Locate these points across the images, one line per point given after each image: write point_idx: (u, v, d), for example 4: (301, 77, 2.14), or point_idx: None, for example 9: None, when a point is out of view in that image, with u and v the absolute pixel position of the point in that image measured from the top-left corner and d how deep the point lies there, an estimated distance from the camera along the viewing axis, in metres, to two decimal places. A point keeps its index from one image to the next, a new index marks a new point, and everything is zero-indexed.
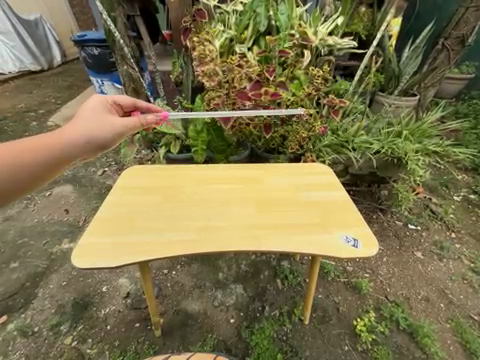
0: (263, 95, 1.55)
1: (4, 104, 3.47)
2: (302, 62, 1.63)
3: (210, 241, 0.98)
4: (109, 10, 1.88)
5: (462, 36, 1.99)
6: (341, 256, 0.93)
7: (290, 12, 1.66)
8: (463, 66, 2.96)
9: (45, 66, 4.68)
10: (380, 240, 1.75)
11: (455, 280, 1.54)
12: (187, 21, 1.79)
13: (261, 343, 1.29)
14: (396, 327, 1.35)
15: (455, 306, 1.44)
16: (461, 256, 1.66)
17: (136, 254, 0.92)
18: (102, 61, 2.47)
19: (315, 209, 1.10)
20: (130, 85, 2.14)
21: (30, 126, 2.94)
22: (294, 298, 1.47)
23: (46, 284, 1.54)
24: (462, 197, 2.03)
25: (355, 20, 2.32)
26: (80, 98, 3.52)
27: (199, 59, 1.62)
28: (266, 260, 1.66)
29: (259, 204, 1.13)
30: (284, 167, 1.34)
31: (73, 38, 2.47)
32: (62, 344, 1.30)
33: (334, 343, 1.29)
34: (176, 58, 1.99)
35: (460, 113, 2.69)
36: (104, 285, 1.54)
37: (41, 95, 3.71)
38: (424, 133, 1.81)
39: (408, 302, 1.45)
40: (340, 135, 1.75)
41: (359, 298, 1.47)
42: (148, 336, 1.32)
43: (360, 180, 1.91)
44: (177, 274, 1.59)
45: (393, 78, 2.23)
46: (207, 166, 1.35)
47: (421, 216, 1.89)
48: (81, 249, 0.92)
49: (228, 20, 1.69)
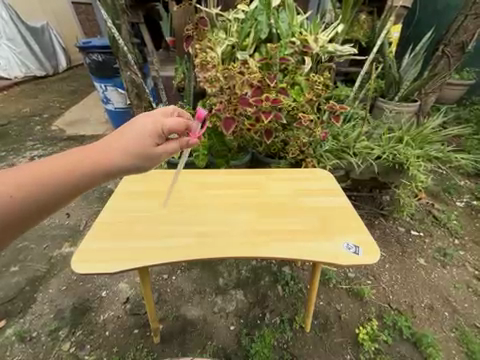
0: (264, 102, 1.54)
1: (9, 109, 3.52)
2: (303, 68, 1.66)
3: (209, 246, 0.97)
4: (114, 18, 1.92)
5: (461, 43, 2.02)
6: (343, 263, 0.92)
7: (291, 21, 1.71)
8: (464, 72, 2.97)
9: (51, 72, 4.75)
10: (382, 246, 1.73)
11: (459, 289, 1.51)
12: (189, 30, 1.81)
13: (261, 351, 1.26)
14: (400, 336, 1.32)
15: (460, 315, 1.41)
16: (465, 263, 1.64)
17: (135, 260, 0.91)
18: (105, 67, 2.51)
19: (315, 216, 1.09)
20: (133, 91, 2.17)
21: (34, 131, 2.97)
22: (295, 305, 1.45)
23: (45, 289, 1.54)
24: (465, 204, 2.02)
25: (356, 28, 2.37)
26: (84, 103, 3.57)
27: (200, 66, 1.66)
28: (267, 266, 1.64)
29: (259, 209, 1.13)
30: (285, 173, 1.33)
31: (78, 45, 2.51)
32: (60, 351, 1.28)
33: (336, 352, 1.26)
34: (180, 65, 2.04)
35: (462, 118, 2.69)
36: (104, 290, 1.53)
37: (45, 100, 3.76)
38: (425, 139, 1.83)
39: (411, 310, 1.42)
40: (341, 141, 1.79)
41: (362, 305, 1.45)
42: (146, 343, 1.30)
43: (361, 184, 1.88)
44: (177, 279, 1.58)
45: (393, 84, 2.24)
46: (207, 171, 1.35)
47: (424, 222, 1.87)
48: (81, 254, 0.92)
49: (230, 28, 1.74)
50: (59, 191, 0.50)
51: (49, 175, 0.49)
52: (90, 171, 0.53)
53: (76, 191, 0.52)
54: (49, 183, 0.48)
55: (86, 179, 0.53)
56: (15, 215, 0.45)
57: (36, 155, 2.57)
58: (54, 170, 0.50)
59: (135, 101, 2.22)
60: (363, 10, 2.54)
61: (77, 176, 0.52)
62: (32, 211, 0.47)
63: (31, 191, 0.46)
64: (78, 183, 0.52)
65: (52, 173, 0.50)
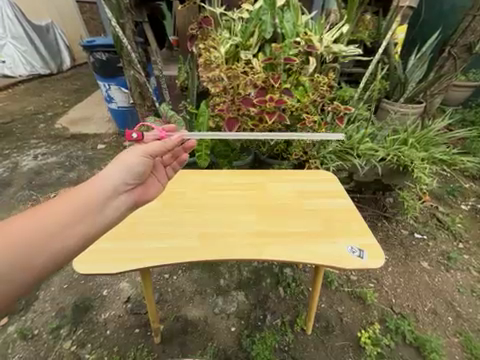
0: (267, 102, 1.53)
1: (14, 107, 3.53)
2: (307, 68, 1.64)
3: (211, 248, 0.96)
4: (117, 17, 1.91)
5: (469, 44, 1.99)
6: (345, 267, 0.90)
7: (296, 20, 1.71)
8: (470, 73, 2.95)
9: (55, 71, 4.77)
10: (386, 249, 1.71)
11: (463, 293, 1.50)
12: (193, 29, 1.79)
13: (261, 353, 1.25)
14: (402, 341, 1.30)
15: (464, 320, 1.39)
16: (469, 267, 1.62)
17: (134, 260, 0.91)
18: (110, 66, 2.52)
19: (318, 218, 1.08)
20: (136, 90, 2.17)
21: (38, 129, 2.98)
22: (296, 307, 1.44)
23: (48, 287, 1.54)
24: (469, 207, 1.99)
25: (361, 28, 2.36)
26: (88, 101, 3.60)
27: (204, 66, 1.67)
28: (268, 267, 1.63)
29: (261, 211, 1.11)
30: (287, 173, 1.33)
31: (83, 44, 2.51)
32: (61, 349, 1.28)
33: (337, 355, 1.25)
34: (182, 64, 2.04)
35: (467, 120, 2.68)
36: (105, 289, 1.53)
37: (49, 98, 3.78)
38: (430, 142, 1.82)
39: (414, 314, 1.41)
40: (345, 143, 1.77)
41: (364, 308, 1.43)
42: (147, 343, 1.30)
43: (365, 187, 1.86)
44: (178, 279, 1.58)
45: (399, 84, 2.20)
46: (208, 171, 1.34)
47: (428, 225, 1.85)
48: (83, 253, 0.92)
49: (234, 27, 1.73)
50: (65, 234, 0.53)
51: (41, 223, 0.51)
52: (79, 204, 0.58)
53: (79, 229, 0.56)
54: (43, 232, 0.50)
55: (75, 213, 0.56)
56: (33, 273, 0.48)
57: (39, 153, 2.57)
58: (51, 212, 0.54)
59: (138, 101, 2.23)
60: (369, 10, 2.54)
61: (72, 209, 0.56)
62: (46, 264, 0.50)
63: (31, 240, 0.48)
64: (74, 217, 0.55)
65: (47, 220, 0.52)
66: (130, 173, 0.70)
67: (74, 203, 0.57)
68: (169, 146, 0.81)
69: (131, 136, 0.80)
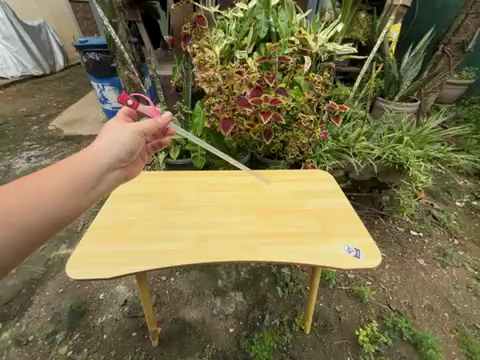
0: (263, 102, 1.53)
1: (6, 108, 3.48)
2: (302, 67, 1.63)
3: (208, 251, 0.95)
4: (110, 17, 1.89)
5: (461, 42, 2.00)
6: (342, 267, 0.90)
7: (290, 19, 1.70)
8: (464, 71, 2.98)
9: (48, 71, 4.72)
10: (382, 247, 1.72)
11: (459, 289, 1.51)
12: (187, 28, 1.77)
13: (260, 354, 1.25)
14: (399, 338, 1.31)
15: (460, 315, 1.40)
16: (465, 263, 1.63)
17: (130, 265, 0.89)
18: (103, 66, 2.49)
19: (316, 218, 1.08)
20: (130, 90, 2.16)
21: (31, 131, 2.94)
22: (294, 307, 1.44)
23: (43, 291, 1.52)
24: (464, 203, 2.01)
25: (355, 26, 2.36)
26: (82, 102, 3.56)
27: (198, 66, 1.65)
28: (266, 267, 1.63)
29: (259, 212, 1.11)
30: (284, 173, 1.32)
31: (75, 44, 2.48)
32: (56, 355, 1.27)
33: (335, 354, 1.25)
34: (176, 64, 1.97)
35: (461, 118, 2.70)
36: (101, 293, 1.51)
37: (42, 99, 3.73)
38: (425, 140, 1.83)
39: (411, 311, 1.42)
40: (341, 141, 1.79)
41: (361, 306, 1.44)
42: (145, 346, 1.29)
43: (360, 185, 1.89)
44: (175, 281, 1.57)
45: (393, 83, 2.21)
46: (205, 173, 1.33)
47: (424, 222, 1.87)
48: (78, 257, 0.91)
49: (228, 27, 1.72)
50: (63, 199, 0.55)
51: (42, 185, 0.53)
52: (79, 171, 0.59)
53: (77, 195, 0.58)
54: (43, 194, 0.52)
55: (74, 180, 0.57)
56: (31, 234, 0.51)
57: (32, 156, 2.54)
58: (52, 175, 0.55)
59: None
60: (363, 8, 2.55)
61: (71, 175, 0.57)
62: (44, 226, 0.52)
63: (32, 201, 0.51)
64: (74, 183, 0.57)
65: (48, 183, 0.54)
66: (122, 151, 0.69)
67: (73, 170, 0.59)
68: (161, 125, 0.81)
69: (127, 100, 0.82)
